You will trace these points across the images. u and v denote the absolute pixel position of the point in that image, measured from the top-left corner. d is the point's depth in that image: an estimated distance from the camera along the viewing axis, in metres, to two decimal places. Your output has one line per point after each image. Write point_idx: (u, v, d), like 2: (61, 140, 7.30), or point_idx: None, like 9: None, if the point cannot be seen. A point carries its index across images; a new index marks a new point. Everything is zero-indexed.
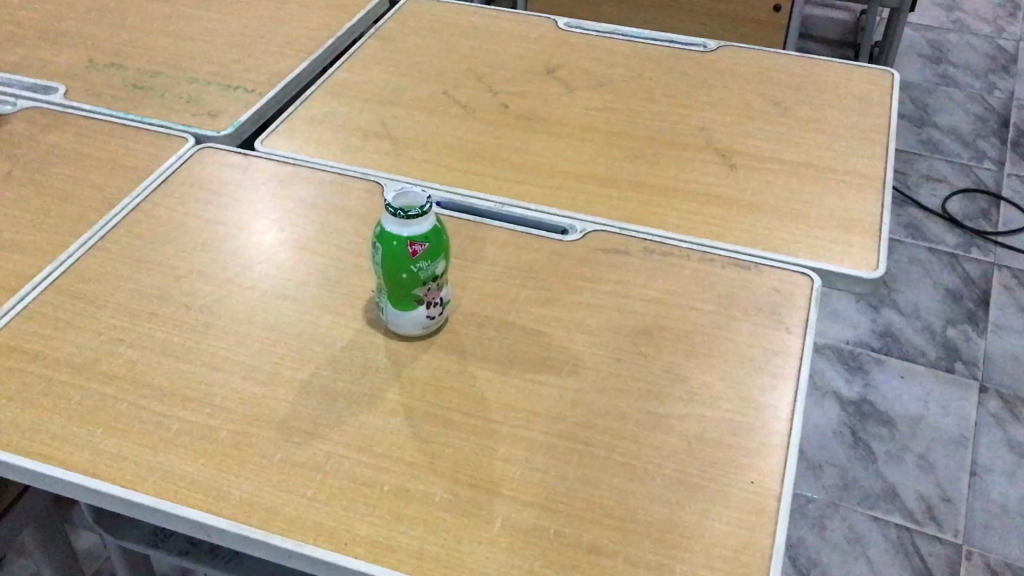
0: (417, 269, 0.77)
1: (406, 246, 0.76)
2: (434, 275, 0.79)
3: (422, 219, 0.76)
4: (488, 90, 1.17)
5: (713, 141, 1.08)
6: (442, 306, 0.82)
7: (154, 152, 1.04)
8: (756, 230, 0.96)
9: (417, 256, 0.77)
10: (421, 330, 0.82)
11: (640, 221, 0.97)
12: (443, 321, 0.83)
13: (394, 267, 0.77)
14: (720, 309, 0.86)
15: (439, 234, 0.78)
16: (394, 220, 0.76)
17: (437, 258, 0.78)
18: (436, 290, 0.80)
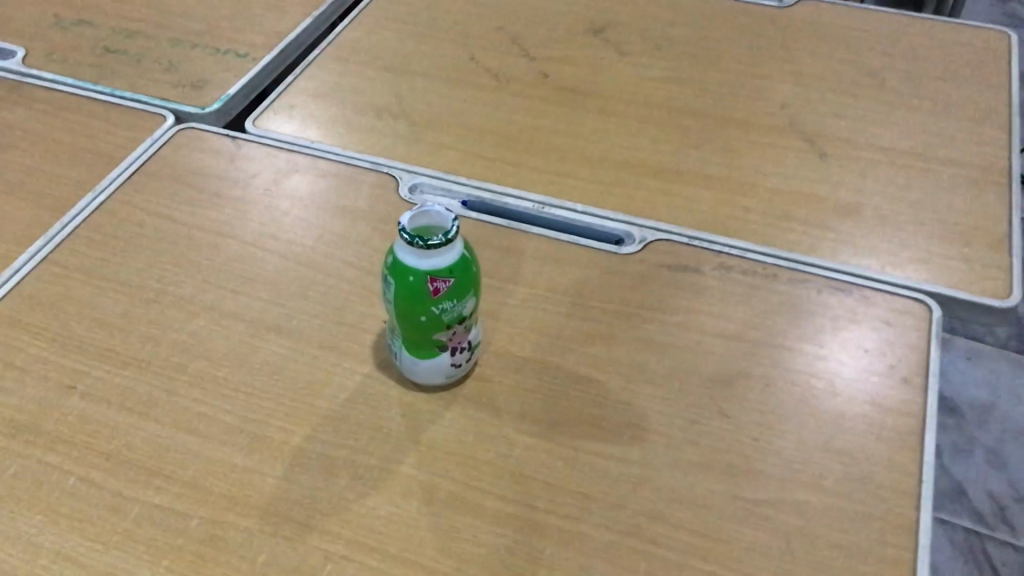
0: (439, 311, 0.60)
1: (426, 283, 0.59)
2: (461, 316, 0.61)
3: (446, 249, 0.58)
4: (524, 55, 0.98)
5: (797, 121, 0.89)
6: (471, 349, 0.65)
7: (124, 134, 0.87)
8: (855, 242, 0.78)
9: (440, 294, 0.59)
10: (444, 380, 0.65)
11: (711, 226, 0.79)
12: (471, 366, 0.67)
13: (409, 308, 0.60)
14: (818, 352, 0.69)
15: (468, 265, 0.60)
16: (410, 250, 0.58)
17: (465, 296, 0.61)
18: (462, 332, 0.63)
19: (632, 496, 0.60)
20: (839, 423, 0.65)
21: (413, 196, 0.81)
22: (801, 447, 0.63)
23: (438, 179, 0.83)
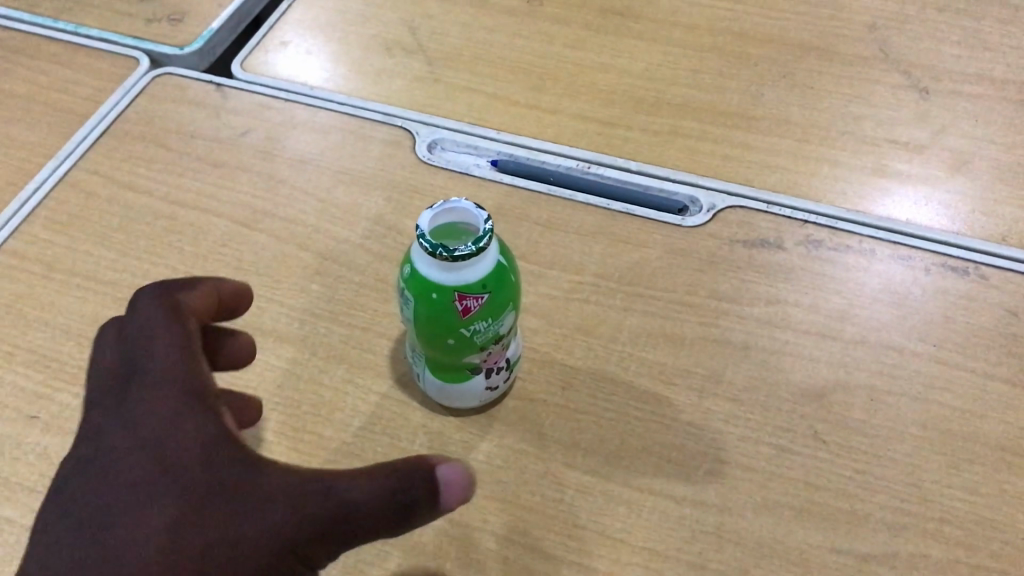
0: (470, 332, 0.48)
1: (453, 302, 0.46)
2: (496, 334, 0.50)
3: (478, 259, 0.46)
4: None
5: (890, 47, 0.75)
6: (509, 365, 0.54)
7: (90, 84, 0.74)
8: (966, 202, 0.64)
9: (472, 313, 0.47)
10: (477, 402, 0.54)
11: (792, 187, 0.65)
12: (510, 382, 0.56)
13: (433, 329, 0.48)
14: (930, 351, 0.57)
15: (505, 273, 0.48)
16: (432, 261, 0.46)
17: (502, 311, 0.49)
18: (499, 351, 0.52)
19: (713, 551, 0.49)
20: (962, 445, 0.52)
21: (433, 156, 0.68)
22: (918, 482, 0.51)
23: (463, 132, 0.70)
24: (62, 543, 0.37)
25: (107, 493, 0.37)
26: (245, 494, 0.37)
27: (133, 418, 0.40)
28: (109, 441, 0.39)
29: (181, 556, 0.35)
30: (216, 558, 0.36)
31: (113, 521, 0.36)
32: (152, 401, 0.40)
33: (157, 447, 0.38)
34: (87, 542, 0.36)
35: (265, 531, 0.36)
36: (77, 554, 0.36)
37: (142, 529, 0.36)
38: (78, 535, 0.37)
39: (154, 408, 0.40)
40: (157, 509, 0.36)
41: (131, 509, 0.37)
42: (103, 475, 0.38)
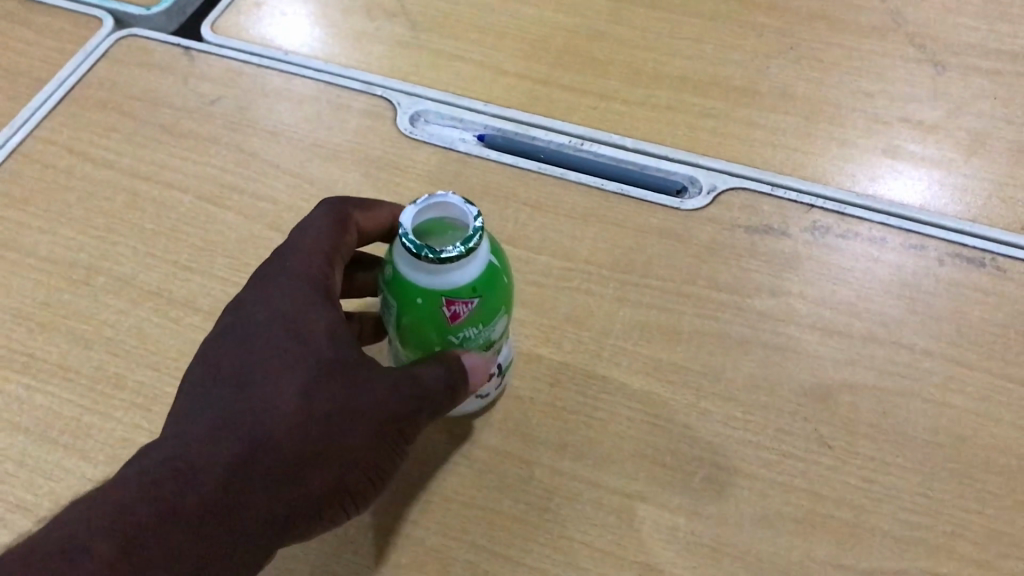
0: (459, 339, 0.44)
1: (440, 309, 0.42)
2: (488, 340, 0.46)
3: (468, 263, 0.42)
4: None
5: (903, 18, 0.70)
6: (500, 372, 0.50)
7: (48, 46, 0.69)
8: (984, 188, 0.60)
9: (461, 318, 0.43)
10: (465, 410, 0.50)
11: (799, 168, 0.61)
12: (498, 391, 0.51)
13: (419, 336, 0.44)
14: (944, 349, 0.53)
15: (497, 273, 0.44)
16: (417, 265, 0.41)
17: (494, 314, 0.44)
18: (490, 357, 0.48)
19: (708, 566, 0.45)
20: (977, 453, 0.49)
21: (415, 129, 0.64)
22: (930, 492, 0.48)
23: (447, 104, 0.65)
24: (206, 399, 0.41)
25: (251, 356, 0.42)
26: (366, 371, 0.42)
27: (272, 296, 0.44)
28: (255, 313, 0.43)
29: (316, 416, 0.40)
30: (344, 422, 0.41)
31: (255, 388, 0.41)
32: (288, 292, 0.44)
33: (294, 324, 0.43)
34: (227, 404, 0.40)
35: (380, 404, 0.42)
36: (227, 407, 0.40)
37: (284, 393, 0.40)
38: (220, 401, 0.40)
39: (291, 289, 0.44)
40: (294, 381, 0.41)
41: (271, 377, 0.41)
42: (247, 338, 0.43)
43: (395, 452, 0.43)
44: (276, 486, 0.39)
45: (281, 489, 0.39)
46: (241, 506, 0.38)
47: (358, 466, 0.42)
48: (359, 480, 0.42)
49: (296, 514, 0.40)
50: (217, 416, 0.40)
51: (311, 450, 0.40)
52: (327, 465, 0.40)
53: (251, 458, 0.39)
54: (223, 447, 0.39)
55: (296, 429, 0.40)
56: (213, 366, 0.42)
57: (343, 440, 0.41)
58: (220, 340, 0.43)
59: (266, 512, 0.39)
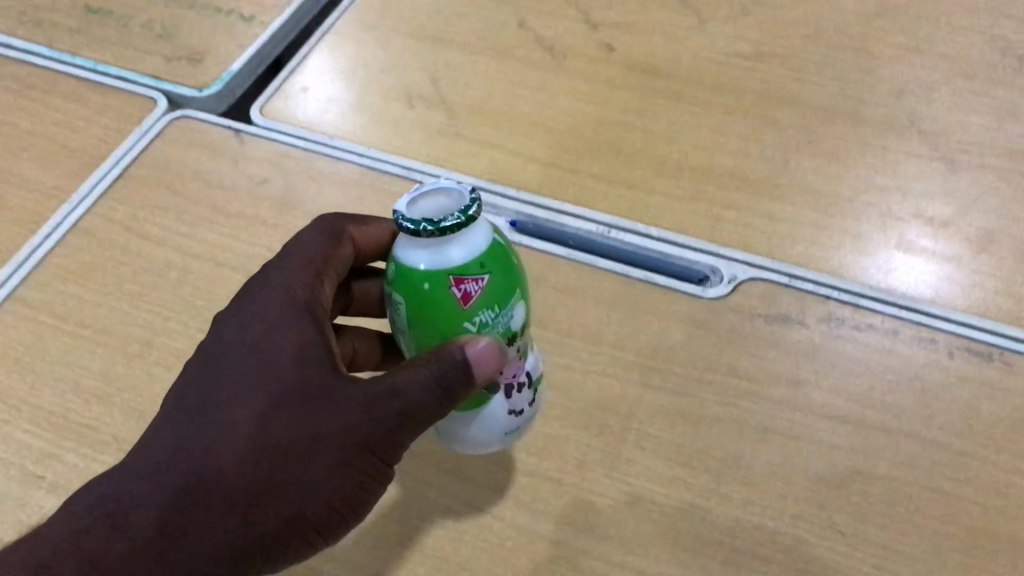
0: (475, 327, 0.45)
1: (449, 289, 0.44)
2: (507, 330, 0.47)
3: (467, 237, 0.44)
4: (583, 20, 0.83)
5: (917, 116, 0.74)
6: (530, 385, 0.50)
7: (105, 125, 0.73)
8: (993, 283, 0.63)
9: (473, 300, 0.45)
10: (499, 438, 0.50)
11: (817, 261, 0.64)
12: (529, 419, 0.52)
13: (436, 334, 0.45)
14: (952, 440, 0.56)
15: (501, 252, 0.46)
16: (419, 247, 0.44)
17: (506, 299, 0.46)
18: (513, 361, 0.49)
19: None
20: (984, 544, 0.51)
21: None
22: None
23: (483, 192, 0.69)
24: (167, 426, 0.44)
25: (215, 384, 0.45)
26: (329, 401, 0.44)
27: (248, 311, 0.47)
28: (229, 334, 0.47)
29: (270, 449, 0.43)
30: (298, 457, 0.43)
31: (215, 420, 0.43)
32: (257, 316, 0.47)
33: (259, 349, 0.45)
34: (190, 434, 0.43)
35: (335, 440, 0.44)
36: (185, 438, 0.43)
37: (239, 426, 0.43)
38: (179, 430, 0.43)
39: (272, 301, 0.47)
40: (253, 412, 0.43)
41: (228, 409, 0.44)
42: (214, 361, 0.46)
43: (368, 479, 0.45)
44: (228, 521, 0.42)
45: (234, 523, 0.42)
46: (193, 534, 0.42)
47: (321, 495, 0.44)
48: (323, 510, 0.44)
49: (252, 547, 0.43)
50: (172, 445, 0.43)
51: (264, 482, 0.43)
52: (286, 496, 0.43)
53: (203, 490, 0.42)
54: (175, 480, 0.42)
55: (245, 464, 0.42)
56: (187, 391, 0.45)
57: (297, 471, 0.43)
58: (199, 363, 0.46)
59: (220, 542, 0.42)
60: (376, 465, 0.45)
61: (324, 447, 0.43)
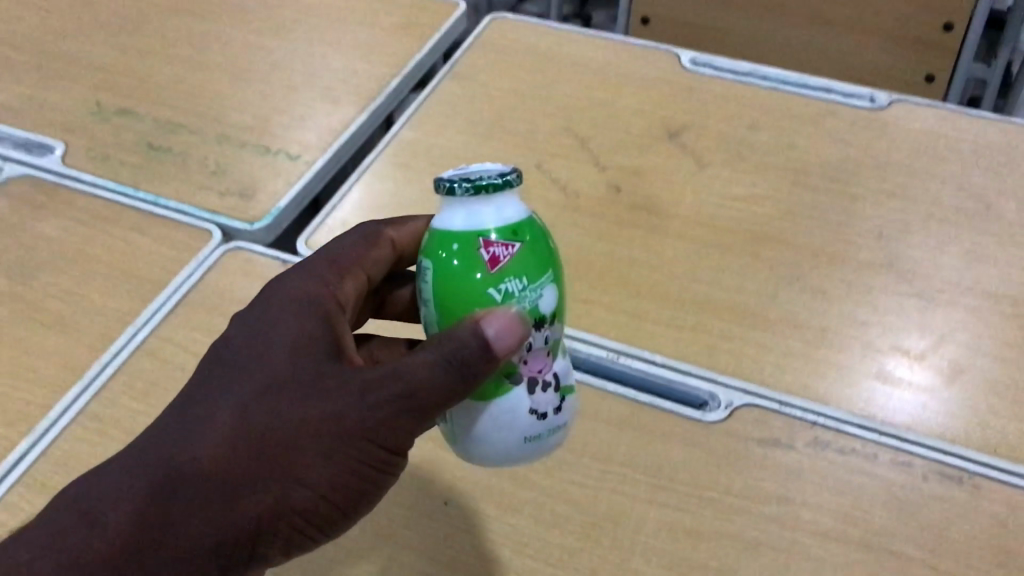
0: (502, 293, 0.51)
1: (478, 248, 0.51)
2: (535, 309, 0.52)
3: (502, 206, 0.52)
4: (595, 163, 0.92)
5: (895, 256, 0.82)
6: (556, 387, 0.54)
7: (166, 254, 0.81)
8: (963, 413, 0.70)
9: (501, 264, 0.51)
10: (525, 442, 0.53)
11: (805, 389, 0.72)
12: (556, 432, 0.54)
13: (466, 299, 0.51)
14: (926, 557, 0.62)
15: (536, 235, 0.53)
16: (456, 211, 0.51)
17: (536, 275, 0.52)
18: (540, 355, 0.53)
19: None
20: None
21: None
22: None
23: None
24: (175, 414, 0.50)
25: (222, 377, 0.51)
26: (322, 391, 0.49)
27: (258, 306, 0.54)
28: (248, 329, 0.53)
29: (260, 437, 0.48)
30: (286, 446, 0.48)
31: (206, 412, 0.49)
32: (270, 318, 0.53)
33: (266, 346, 0.51)
34: (190, 421, 0.49)
35: (323, 427, 0.49)
36: (186, 426, 0.49)
37: (235, 415, 0.49)
38: (182, 418, 0.49)
39: (289, 293, 0.55)
40: (251, 403, 0.49)
41: (227, 400, 0.49)
42: (226, 357, 0.52)
43: (359, 465, 0.50)
44: (217, 502, 0.48)
45: (223, 504, 0.48)
46: (182, 521, 0.48)
47: (306, 483, 0.49)
48: (309, 497, 0.49)
49: (239, 524, 0.48)
50: (174, 431, 0.49)
51: (248, 469, 0.48)
52: (273, 482, 0.48)
53: (191, 478, 0.48)
54: (173, 461, 0.48)
55: (236, 449, 0.48)
56: (198, 381, 0.51)
57: (280, 461, 0.48)
58: (214, 356, 0.52)
59: (205, 530, 0.48)
60: (365, 452, 0.50)
61: (309, 437, 0.49)
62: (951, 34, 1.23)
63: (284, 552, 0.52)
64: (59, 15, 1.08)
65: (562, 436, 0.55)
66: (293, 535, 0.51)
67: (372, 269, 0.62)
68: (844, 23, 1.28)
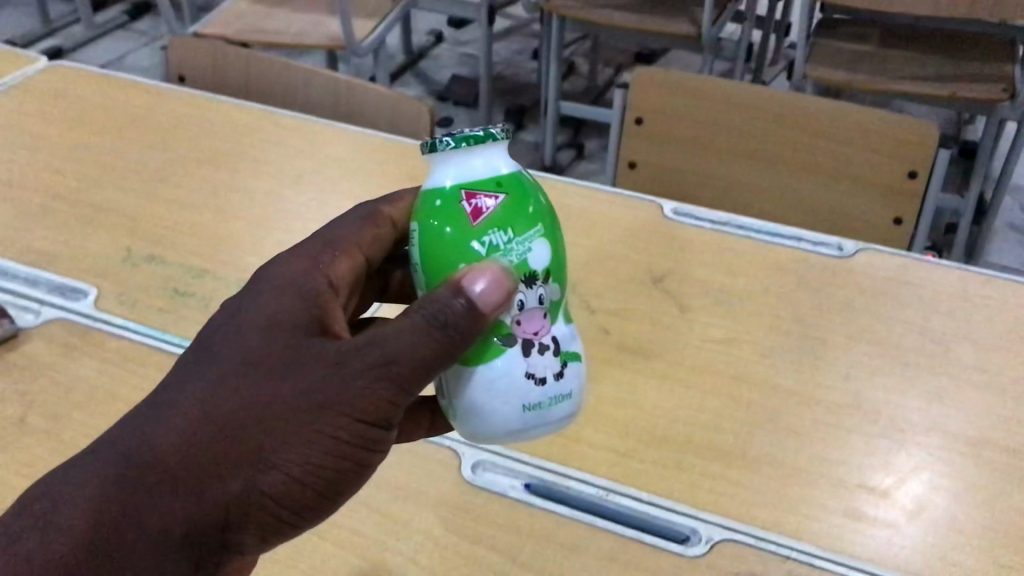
0: (486, 244, 0.56)
1: (463, 201, 0.57)
2: (519, 258, 0.57)
3: (485, 158, 0.58)
4: (584, 307, 1.00)
5: (861, 397, 0.89)
6: (554, 352, 0.58)
7: None
8: (925, 548, 0.76)
9: (483, 215, 0.57)
10: (519, 406, 0.57)
11: (778, 524, 0.78)
12: (555, 404, 0.59)
13: (452, 249, 0.57)
14: None
15: (523, 189, 0.58)
16: (446, 166, 0.58)
17: (522, 228, 0.57)
18: (532, 318, 0.58)
19: None
20: None
21: (476, 478, 0.82)
22: None
23: (502, 459, 0.84)
24: (149, 409, 0.53)
25: (195, 371, 0.54)
26: (291, 375, 0.53)
27: (239, 298, 0.58)
28: (227, 321, 0.56)
29: (229, 425, 0.51)
30: (254, 435, 0.51)
31: (180, 400, 0.52)
32: (245, 313, 0.56)
33: (240, 338, 0.55)
34: (160, 414, 0.52)
35: (291, 408, 0.52)
36: (158, 419, 0.52)
37: (204, 404, 0.52)
38: (154, 412, 0.53)
39: (275, 281, 0.59)
40: (219, 393, 0.52)
41: (197, 393, 0.52)
42: (203, 352, 0.55)
43: (337, 441, 0.53)
44: (187, 492, 0.51)
45: (195, 493, 0.51)
46: (156, 512, 0.51)
47: (279, 466, 0.52)
48: (283, 479, 0.52)
49: (212, 510, 0.51)
50: (146, 426, 0.52)
51: (220, 451, 0.51)
52: (245, 467, 0.51)
53: (158, 466, 0.51)
54: (143, 456, 0.51)
55: (204, 438, 0.51)
56: (174, 377, 0.54)
57: (251, 440, 0.51)
58: (192, 352, 0.55)
59: (178, 516, 0.51)
60: (340, 427, 0.52)
61: (280, 416, 0.52)
62: (915, 180, 1.30)
63: (261, 539, 0.54)
64: (93, 167, 1.18)
65: (564, 410, 0.59)
66: (270, 521, 0.54)
67: (372, 249, 0.66)
68: (814, 171, 1.36)
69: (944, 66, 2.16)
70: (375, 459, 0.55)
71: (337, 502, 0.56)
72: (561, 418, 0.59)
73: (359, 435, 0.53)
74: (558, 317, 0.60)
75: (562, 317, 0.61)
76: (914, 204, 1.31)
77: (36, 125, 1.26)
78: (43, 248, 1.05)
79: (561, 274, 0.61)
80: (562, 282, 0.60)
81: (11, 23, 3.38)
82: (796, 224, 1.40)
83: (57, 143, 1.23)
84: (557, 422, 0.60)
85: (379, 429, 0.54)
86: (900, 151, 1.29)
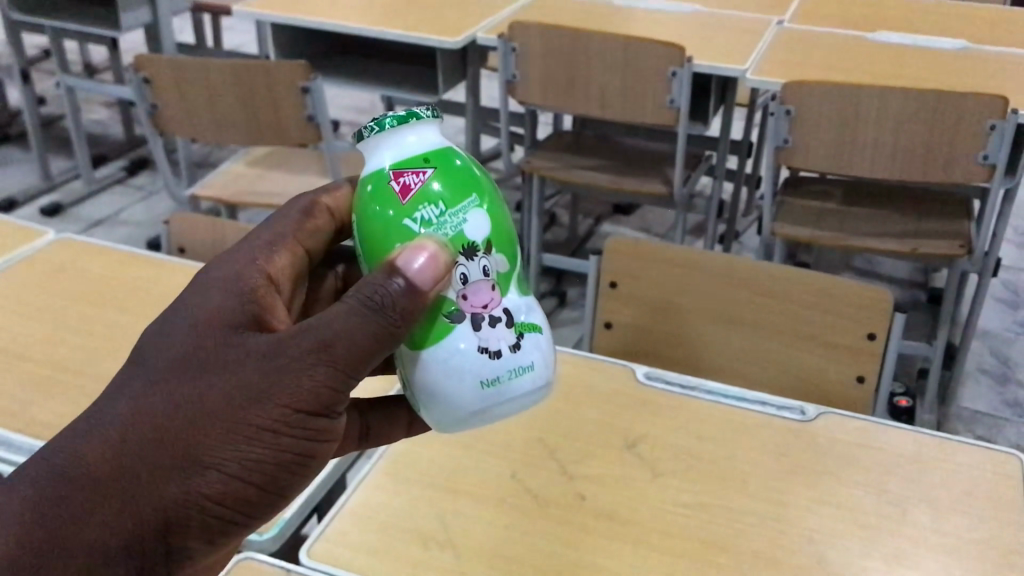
0: (419, 223, 0.60)
1: (391, 182, 0.61)
2: (454, 229, 0.60)
3: (414, 135, 0.62)
4: (562, 472, 1.05)
5: (825, 561, 0.94)
6: (504, 322, 0.62)
7: None
8: None
9: (412, 192, 0.60)
10: (473, 381, 0.61)
11: None
12: (514, 376, 0.62)
13: (388, 229, 0.60)
14: None
15: (453, 161, 0.62)
16: (373, 152, 0.62)
17: (454, 201, 0.61)
18: (478, 293, 0.61)
19: None
20: None
21: None
22: None
23: None
24: (81, 424, 0.55)
25: (126, 383, 0.57)
26: (224, 374, 0.56)
27: (168, 306, 0.61)
28: (159, 328, 0.59)
29: (164, 429, 0.54)
30: (190, 434, 0.55)
31: (115, 412, 0.55)
32: (176, 317, 0.59)
33: (170, 344, 0.58)
34: (92, 427, 0.55)
35: (225, 406, 0.55)
36: (92, 433, 0.54)
37: (139, 412, 0.55)
38: (87, 427, 0.55)
39: (208, 282, 0.62)
40: (152, 400, 0.55)
41: (130, 402, 0.55)
42: (134, 362, 0.58)
43: (274, 429, 0.56)
44: (127, 501, 0.53)
45: (134, 499, 0.53)
46: (92, 523, 0.53)
47: (217, 465, 0.55)
48: (223, 477, 0.55)
49: (155, 514, 0.54)
50: (79, 441, 0.54)
51: (158, 455, 0.54)
52: (185, 469, 0.54)
53: (92, 480, 0.53)
54: (78, 471, 0.53)
55: (141, 445, 0.54)
56: (107, 391, 0.57)
57: (187, 442, 0.54)
58: (125, 365, 0.58)
59: (120, 524, 0.53)
60: (277, 418, 0.56)
61: (215, 413, 0.55)
62: (874, 341, 1.37)
63: (208, 540, 0.57)
64: (98, 337, 1.25)
65: (526, 382, 0.62)
66: (215, 523, 0.57)
67: (311, 240, 0.72)
68: (778, 331, 1.44)
69: (904, 222, 2.28)
70: (313, 451, 0.59)
71: (283, 497, 0.60)
72: (525, 390, 0.63)
73: (295, 427, 0.57)
74: (509, 288, 0.63)
75: (514, 288, 0.64)
76: (875, 364, 1.38)
77: (44, 297, 1.33)
78: (47, 419, 1.11)
79: (508, 244, 0.64)
80: (509, 252, 0.63)
81: (13, 180, 3.51)
82: (766, 383, 1.47)
83: (62, 315, 1.30)
84: (522, 395, 0.63)
85: (315, 418, 0.57)
86: (861, 313, 1.37)
